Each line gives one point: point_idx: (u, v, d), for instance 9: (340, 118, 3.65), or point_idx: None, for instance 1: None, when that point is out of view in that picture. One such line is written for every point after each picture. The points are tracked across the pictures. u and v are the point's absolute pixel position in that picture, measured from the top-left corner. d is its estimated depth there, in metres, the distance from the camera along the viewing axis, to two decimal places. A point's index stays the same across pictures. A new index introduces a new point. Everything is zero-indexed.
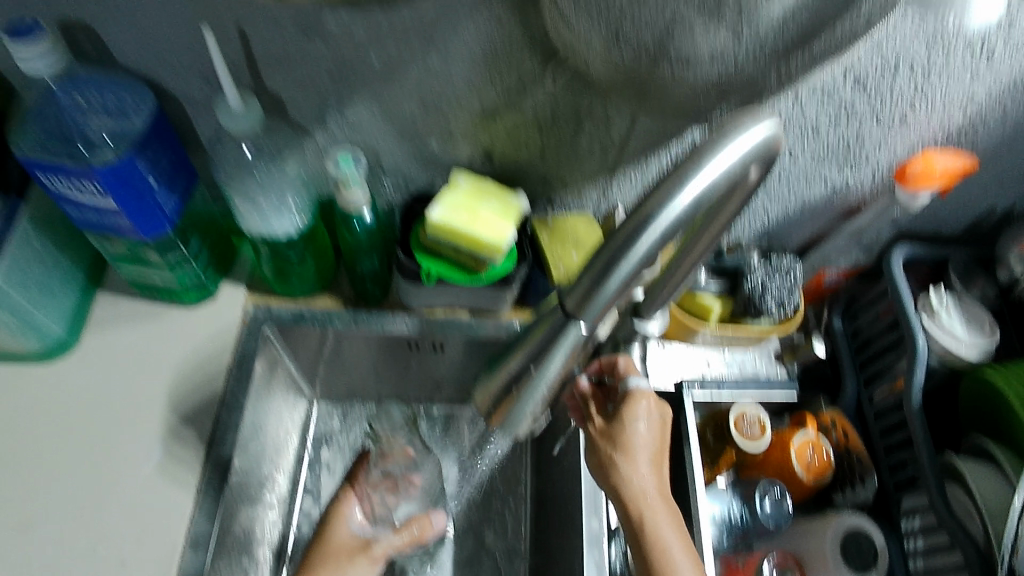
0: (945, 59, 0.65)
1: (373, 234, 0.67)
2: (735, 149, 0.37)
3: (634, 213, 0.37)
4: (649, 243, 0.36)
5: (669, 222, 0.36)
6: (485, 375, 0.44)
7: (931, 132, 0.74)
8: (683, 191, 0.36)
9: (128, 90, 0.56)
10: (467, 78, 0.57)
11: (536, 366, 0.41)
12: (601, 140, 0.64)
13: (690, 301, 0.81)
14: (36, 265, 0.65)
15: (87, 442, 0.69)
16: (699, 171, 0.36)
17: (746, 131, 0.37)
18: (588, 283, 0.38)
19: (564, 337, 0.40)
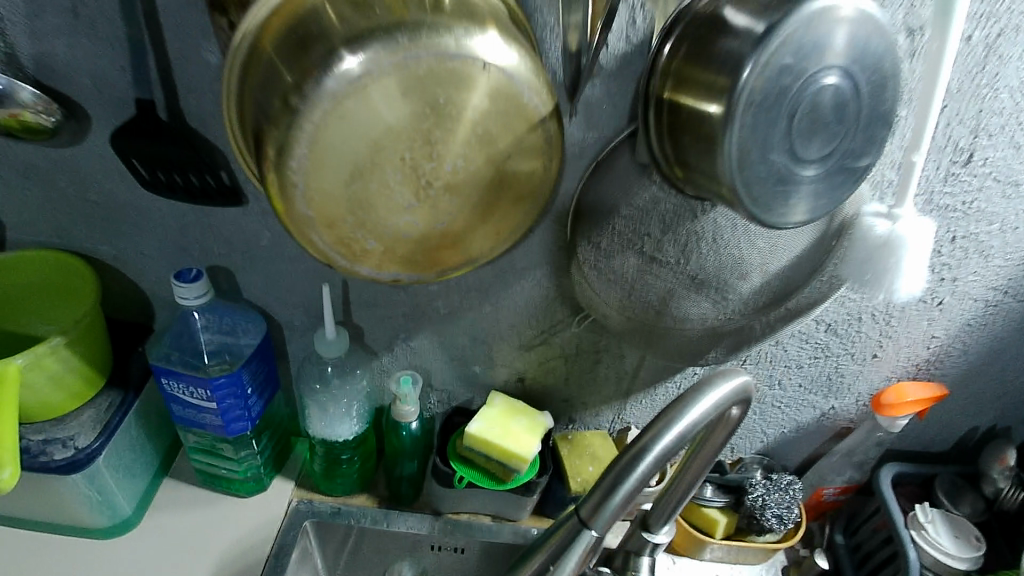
0: (900, 311, 0.80)
1: (417, 440, 0.77)
2: (713, 397, 0.48)
3: (635, 442, 0.46)
4: (645, 466, 0.45)
5: (662, 449, 0.45)
6: (509, 573, 0.49)
7: (901, 366, 0.86)
8: (674, 425, 0.46)
9: (245, 318, 0.68)
10: (512, 322, 0.72)
11: (556, 565, 0.47)
12: (617, 371, 0.78)
13: (697, 514, 0.89)
14: (131, 447, 0.73)
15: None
16: (684, 413, 0.47)
17: (717, 386, 0.49)
18: (597, 496, 0.46)
19: (579, 539, 0.47)
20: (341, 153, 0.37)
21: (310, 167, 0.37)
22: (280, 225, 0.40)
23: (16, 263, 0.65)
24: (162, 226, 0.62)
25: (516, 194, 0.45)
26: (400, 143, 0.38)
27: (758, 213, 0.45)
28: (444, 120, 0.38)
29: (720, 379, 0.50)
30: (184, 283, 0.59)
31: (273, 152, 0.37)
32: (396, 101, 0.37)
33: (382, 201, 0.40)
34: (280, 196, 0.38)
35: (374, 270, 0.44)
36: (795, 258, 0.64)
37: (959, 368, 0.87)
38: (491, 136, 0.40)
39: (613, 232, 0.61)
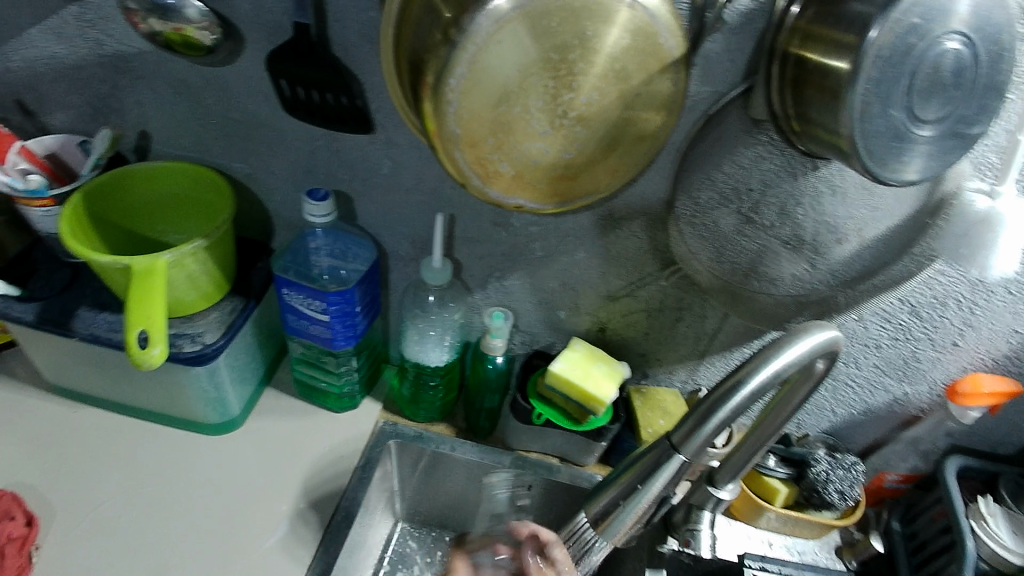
0: (988, 299, 0.79)
1: (501, 374, 0.82)
2: (810, 342, 0.50)
3: (730, 377, 0.49)
4: (740, 398, 0.48)
5: (756, 385, 0.48)
6: (593, 492, 0.54)
7: (980, 357, 0.85)
8: (775, 360, 0.49)
9: (358, 243, 0.74)
10: (601, 271, 0.75)
11: (642, 485, 0.51)
12: (696, 330, 0.80)
13: (758, 481, 0.91)
14: (245, 355, 0.80)
15: (224, 509, 0.78)
16: (781, 353, 0.49)
17: (814, 333, 0.51)
18: (691, 424, 0.49)
19: (667, 464, 0.50)
20: (492, 79, 0.41)
21: (465, 91, 0.41)
22: (428, 141, 0.44)
23: (161, 173, 0.72)
24: (294, 149, 0.68)
25: (638, 135, 0.48)
26: (545, 73, 0.42)
27: (873, 167, 0.47)
28: (585, 52, 0.42)
29: (817, 328, 0.52)
30: (314, 202, 0.65)
31: (435, 77, 0.41)
32: (546, 30, 0.40)
33: (520, 125, 0.44)
34: (435, 115, 0.42)
35: (502, 193, 0.48)
36: (893, 226, 0.65)
37: None
38: (622, 73, 0.43)
39: (715, 188, 0.64)
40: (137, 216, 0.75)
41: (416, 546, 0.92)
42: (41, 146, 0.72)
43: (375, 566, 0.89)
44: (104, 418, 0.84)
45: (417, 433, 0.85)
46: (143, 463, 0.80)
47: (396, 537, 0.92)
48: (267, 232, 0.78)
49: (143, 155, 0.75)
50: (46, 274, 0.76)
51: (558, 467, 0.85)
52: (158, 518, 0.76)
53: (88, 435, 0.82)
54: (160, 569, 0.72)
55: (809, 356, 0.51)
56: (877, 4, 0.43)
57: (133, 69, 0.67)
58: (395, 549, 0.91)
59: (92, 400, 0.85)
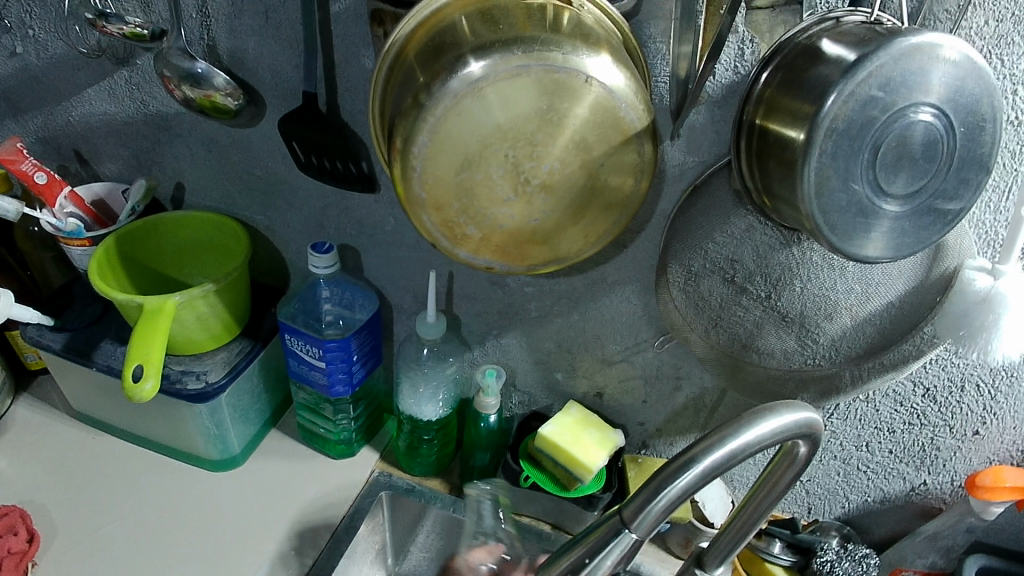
0: (1010, 386, 0.76)
1: (494, 432, 0.82)
2: (773, 424, 0.50)
3: (683, 454, 0.49)
4: (689, 478, 0.48)
5: (709, 464, 0.48)
6: (546, 565, 0.53)
7: (1005, 448, 0.81)
8: (733, 440, 0.48)
9: (361, 293, 0.77)
10: (596, 334, 0.76)
11: (592, 560, 0.50)
12: (694, 401, 0.79)
13: (759, 566, 0.87)
14: (249, 396, 0.84)
15: (211, 545, 0.79)
16: (740, 433, 0.48)
17: (778, 415, 0.50)
18: (641, 500, 0.49)
19: (618, 539, 0.50)
20: (454, 147, 0.45)
21: (428, 156, 0.45)
22: (399, 202, 0.48)
23: (189, 220, 0.78)
24: (306, 203, 0.73)
25: (607, 203, 0.50)
26: (505, 142, 0.45)
27: (838, 242, 0.47)
28: (544, 124, 0.45)
29: (784, 410, 0.51)
30: (318, 254, 0.70)
31: (403, 142, 0.45)
32: (507, 102, 0.44)
33: (483, 190, 0.47)
34: (403, 179, 0.46)
35: (471, 254, 0.50)
36: (893, 303, 0.64)
37: None
38: (583, 145, 0.46)
39: (705, 257, 0.64)
40: (166, 259, 0.80)
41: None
42: (89, 191, 0.80)
43: None
44: (118, 447, 0.88)
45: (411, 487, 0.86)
46: (146, 494, 0.83)
47: None
48: (283, 279, 0.82)
49: (177, 204, 0.81)
50: (80, 307, 0.82)
51: (549, 533, 0.83)
52: (149, 549, 0.78)
53: (100, 463, 0.86)
54: None
55: (773, 435, 0.50)
56: (837, 69, 0.44)
57: (170, 126, 0.73)
58: None
59: (110, 428, 0.89)
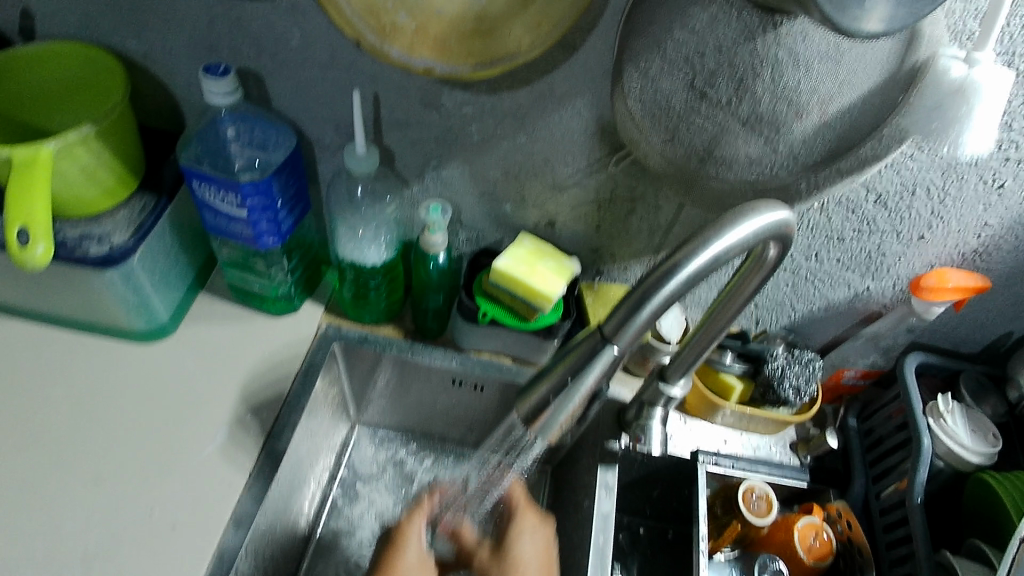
0: (959, 189, 0.75)
1: (444, 272, 0.78)
2: (755, 223, 0.46)
3: (665, 261, 0.45)
4: (674, 285, 0.45)
5: (694, 268, 0.44)
6: (522, 391, 0.52)
7: (948, 253, 0.82)
8: (716, 241, 0.45)
9: (274, 129, 0.68)
10: (548, 157, 0.69)
11: (573, 378, 0.48)
12: (650, 223, 0.76)
13: (713, 378, 0.90)
14: (165, 258, 0.75)
15: (160, 418, 0.74)
16: (722, 237, 0.45)
17: (760, 214, 0.47)
18: (622, 314, 0.46)
19: (602, 355, 0.47)
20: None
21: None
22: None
23: (45, 55, 0.64)
24: (190, 21, 0.60)
25: None
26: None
27: (832, 14, 0.41)
28: None
29: (763, 209, 0.47)
30: (213, 78, 0.58)
31: None
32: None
33: None
34: None
35: (404, 53, 0.46)
36: (857, 101, 0.57)
37: (1012, 261, 0.82)
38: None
39: (664, 56, 0.58)
40: (28, 104, 0.66)
41: (374, 449, 0.91)
42: None
43: (333, 468, 0.88)
44: (30, 330, 0.79)
45: (364, 337, 0.82)
46: (75, 375, 0.77)
47: (354, 440, 0.91)
48: (178, 121, 0.71)
49: (28, 37, 0.66)
50: None
51: (509, 367, 0.82)
52: (93, 429, 0.73)
53: (13, 349, 0.78)
54: (98, 479, 0.70)
55: (761, 234, 0.47)
56: None
57: None
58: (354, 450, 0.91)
59: (14, 310, 0.80)
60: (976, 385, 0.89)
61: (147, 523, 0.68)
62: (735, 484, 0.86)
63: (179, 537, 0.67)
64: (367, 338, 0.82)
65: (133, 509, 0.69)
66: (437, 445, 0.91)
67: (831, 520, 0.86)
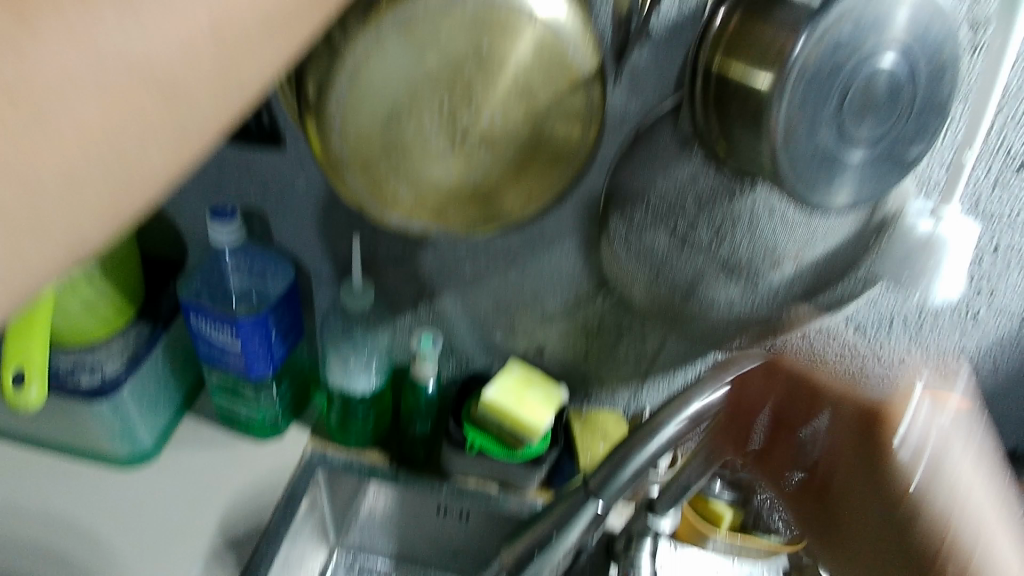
0: (935, 318, 0.78)
1: (433, 399, 0.78)
2: (733, 382, 0.48)
3: (650, 420, 0.46)
4: (657, 445, 0.45)
5: (676, 429, 0.45)
6: (512, 537, 0.51)
7: None
8: (699, 397, 0.47)
9: (274, 262, 0.70)
10: (537, 291, 0.72)
11: (558, 531, 0.48)
12: (637, 352, 0.77)
13: (703, 505, 0.90)
14: (154, 384, 0.75)
15: (131, 552, 0.72)
16: (702, 396, 0.47)
17: (737, 373, 0.49)
18: (607, 468, 0.46)
19: (584, 511, 0.47)
20: (379, 99, 0.43)
21: (349, 103, 0.43)
22: (322, 163, 0.46)
23: None
24: (201, 166, 0.64)
25: (552, 155, 0.47)
26: (435, 90, 0.43)
27: (802, 191, 0.44)
28: (481, 67, 0.42)
29: (741, 368, 0.49)
30: (218, 222, 0.61)
31: (318, 93, 0.43)
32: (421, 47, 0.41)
33: (415, 147, 0.45)
34: (320, 136, 0.45)
35: (403, 217, 0.49)
36: (834, 248, 0.62)
37: (991, 385, 0.85)
38: (526, 99, 0.44)
39: (647, 206, 0.61)
40: None
41: None
42: None
43: None
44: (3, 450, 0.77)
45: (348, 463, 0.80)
46: (47, 501, 0.74)
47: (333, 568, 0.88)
48: (177, 251, 0.73)
49: None
50: None
51: (495, 495, 0.78)
52: (61, 563, 0.70)
53: None
54: None
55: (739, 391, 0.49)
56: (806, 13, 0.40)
57: None
58: None
59: None
60: None
61: None
62: None
63: None
64: (351, 463, 0.80)
65: None
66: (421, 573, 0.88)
67: None
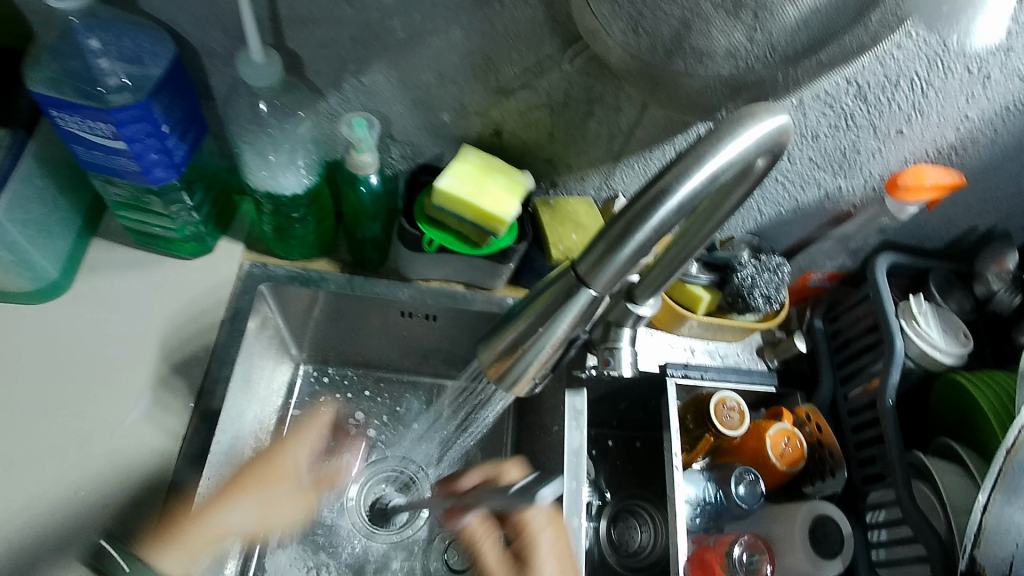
0: (943, 80, 0.71)
1: (379, 196, 0.68)
2: (756, 132, 0.38)
3: (654, 183, 0.38)
4: (666, 212, 0.37)
5: (688, 194, 0.37)
6: (487, 338, 0.47)
7: (924, 148, 0.80)
8: (698, 171, 0.37)
9: (146, 36, 0.57)
10: (488, 54, 0.58)
11: (544, 328, 0.44)
12: (609, 127, 0.66)
13: (679, 290, 0.88)
14: (38, 205, 0.66)
15: (68, 383, 0.69)
16: (719, 151, 0.37)
17: (762, 122, 0.39)
18: (601, 249, 0.39)
19: (575, 300, 0.42)
20: None
21: None
22: None
23: None
24: None
25: None
26: None
27: None
28: None
29: (765, 114, 0.40)
30: None
31: None
32: None
33: None
34: None
35: None
36: None
37: (985, 157, 0.82)
38: None
39: None
40: None
41: (322, 390, 0.87)
42: None
43: (283, 408, 0.84)
44: None
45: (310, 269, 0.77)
46: None
47: (300, 382, 0.87)
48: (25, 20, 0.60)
49: None
50: None
51: (462, 295, 0.79)
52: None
53: None
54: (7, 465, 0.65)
55: (749, 163, 0.39)
56: None
57: None
58: (301, 391, 0.86)
59: None
60: (944, 282, 0.91)
61: (77, 505, 0.64)
62: (705, 395, 0.89)
63: (112, 518, 0.64)
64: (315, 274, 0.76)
65: (60, 485, 0.65)
66: (394, 375, 0.89)
67: (800, 423, 0.90)
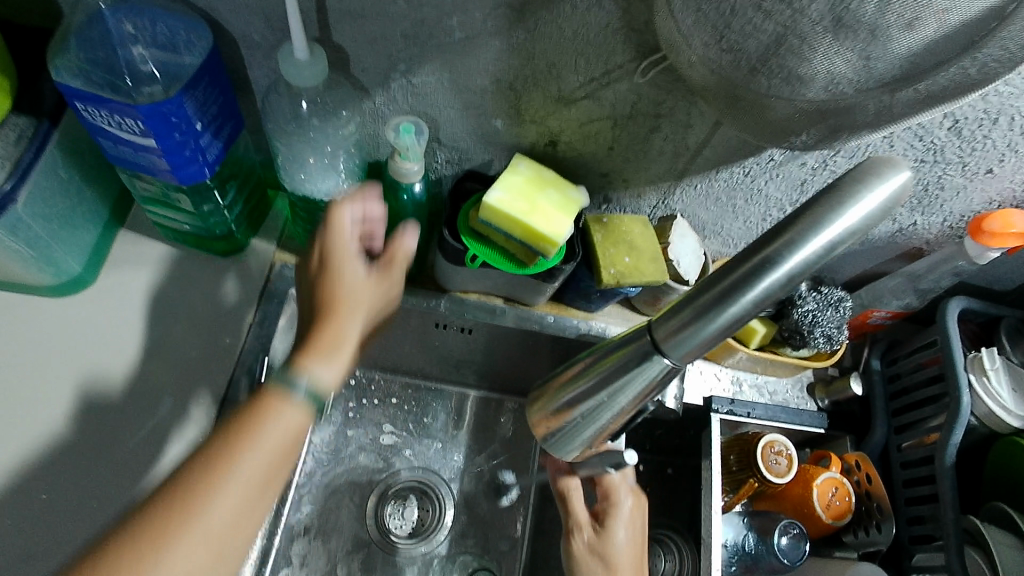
0: None
1: (421, 205, 0.64)
2: (879, 195, 0.34)
3: (759, 248, 0.35)
4: (769, 281, 0.35)
5: (794, 266, 0.34)
6: (547, 393, 0.51)
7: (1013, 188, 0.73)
8: (808, 245, 0.34)
9: (182, 23, 0.53)
10: (551, 62, 0.53)
11: (608, 395, 0.46)
12: (676, 144, 0.60)
13: None
14: (63, 198, 0.63)
15: (89, 384, 0.66)
16: (833, 219, 0.33)
17: (884, 184, 0.34)
18: (686, 317, 0.39)
19: (645, 369, 0.43)
20: None
21: None
22: None
23: None
24: None
25: None
26: None
27: None
28: None
29: (888, 173, 0.34)
30: None
31: None
32: None
33: None
34: None
35: None
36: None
37: None
38: None
39: None
40: None
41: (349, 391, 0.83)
42: None
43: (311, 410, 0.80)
44: None
45: None
46: None
47: None
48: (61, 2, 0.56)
49: None
50: None
51: (501, 309, 0.74)
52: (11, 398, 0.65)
53: None
54: (22, 470, 0.62)
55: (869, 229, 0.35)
56: None
57: None
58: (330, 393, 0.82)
59: None
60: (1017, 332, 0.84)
61: (92, 516, 0.61)
62: (751, 437, 0.82)
63: None
64: None
65: (75, 493, 0.62)
66: (424, 383, 0.85)
67: (848, 470, 0.83)
